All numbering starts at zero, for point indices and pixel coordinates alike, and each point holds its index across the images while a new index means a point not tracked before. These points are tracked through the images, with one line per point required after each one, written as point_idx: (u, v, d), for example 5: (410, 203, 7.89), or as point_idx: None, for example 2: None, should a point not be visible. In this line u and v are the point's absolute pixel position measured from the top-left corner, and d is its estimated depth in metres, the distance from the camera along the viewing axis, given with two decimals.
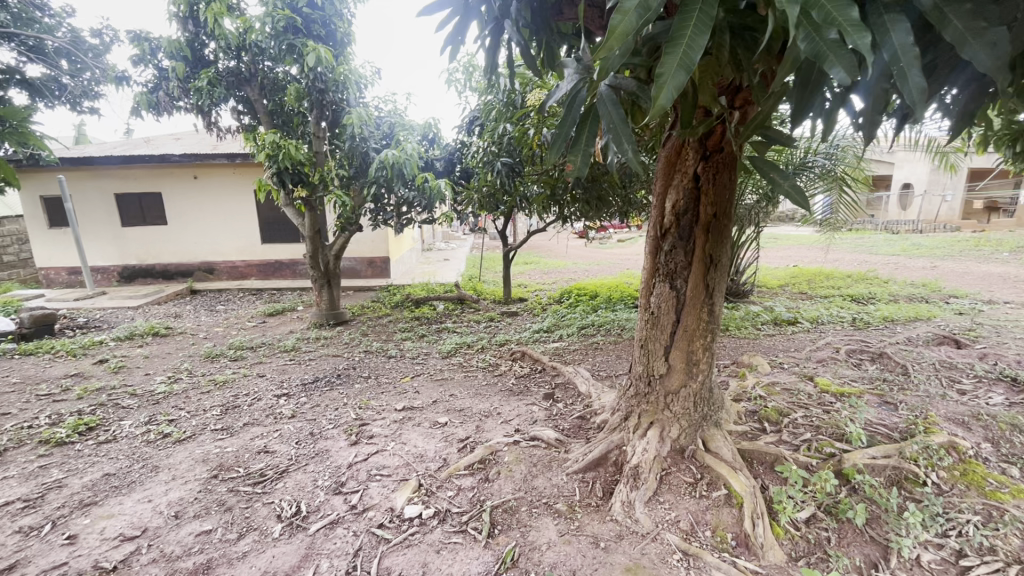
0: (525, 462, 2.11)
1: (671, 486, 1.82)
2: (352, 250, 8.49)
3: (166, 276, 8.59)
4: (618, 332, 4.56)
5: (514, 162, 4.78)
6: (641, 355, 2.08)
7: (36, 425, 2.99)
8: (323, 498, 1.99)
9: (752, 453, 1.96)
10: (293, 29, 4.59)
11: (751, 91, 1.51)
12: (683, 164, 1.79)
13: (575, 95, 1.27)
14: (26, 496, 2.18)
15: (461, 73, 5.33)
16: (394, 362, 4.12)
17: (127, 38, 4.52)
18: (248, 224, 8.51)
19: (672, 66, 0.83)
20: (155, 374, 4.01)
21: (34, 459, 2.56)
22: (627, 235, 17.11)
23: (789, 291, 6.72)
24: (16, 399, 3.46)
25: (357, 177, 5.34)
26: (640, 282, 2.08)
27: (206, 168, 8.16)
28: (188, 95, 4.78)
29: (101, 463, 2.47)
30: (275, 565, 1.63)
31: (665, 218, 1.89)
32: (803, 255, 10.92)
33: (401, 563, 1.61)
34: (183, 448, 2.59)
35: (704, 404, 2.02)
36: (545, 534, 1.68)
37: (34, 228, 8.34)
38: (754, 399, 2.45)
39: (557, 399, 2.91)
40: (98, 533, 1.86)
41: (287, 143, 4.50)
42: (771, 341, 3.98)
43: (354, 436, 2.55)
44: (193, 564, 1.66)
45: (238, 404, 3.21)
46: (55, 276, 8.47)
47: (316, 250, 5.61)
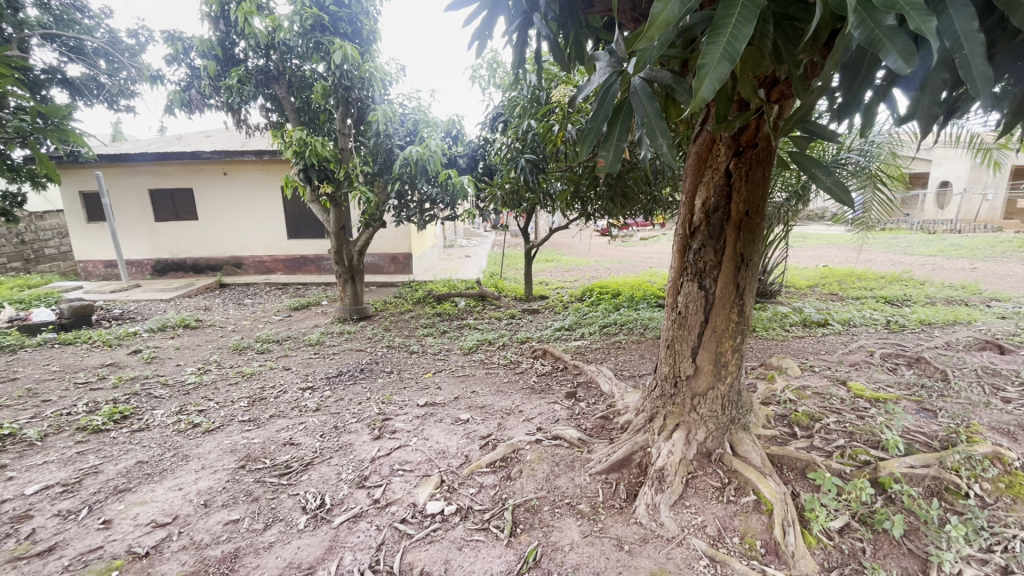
0: (548, 461, 2.10)
1: (697, 490, 1.78)
2: (375, 247, 8.59)
3: (196, 270, 8.84)
4: (641, 332, 4.50)
5: (539, 158, 4.73)
6: (667, 356, 2.04)
7: (74, 412, 3.10)
8: (347, 492, 2.01)
9: (782, 458, 1.90)
10: (321, 27, 4.66)
11: (789, 84, 1.45)
12: (714, 160, 1.75)
13: (608, 89, 1.22)
14: (64, 480, 2.26)
15: (485, 69, 5.36)
16: (416, 358, 4.14)
17: (161, 38, 4.65)
18: (275, 219, 8.69)
19: (716, 56, 0.80)
20: (185, 365, 4.12)
21: (71, 445, 2.66)
22: (650, 234, 16.83)
23: (819, 292, 6.56)
24: (55, 387, 3.60)
25: (381, 174, 5.38)
26: (667, 281, 2.04)
27: (235, 165, 8.35)
28: (219, 92, 4.91)
29: (134, 451, 2.54)
30: (300, 557, 1.65)
31: (694, 216, 1.84)
32: (833, 255, 10.61)
33: (424, 559, 1.61)
34: (212, 438, 2.65)
35: (732, 407, 1.97)
36: (568, 535, 1.66)
37: (73, 223, 8.67)
38: (783, 402, 2.39)
39: (579, 398, 2.88)
40: (132, 519, 1.92)
41: (314, 139, 4.53)
42: (800, 343, 3.88)
43: (377, 430, 2.57)
44: (221, 552, 1.69)
45: (264, 396, 3.28)
46: (93, 269, 8.79)
47: (340, 246, 5.68)
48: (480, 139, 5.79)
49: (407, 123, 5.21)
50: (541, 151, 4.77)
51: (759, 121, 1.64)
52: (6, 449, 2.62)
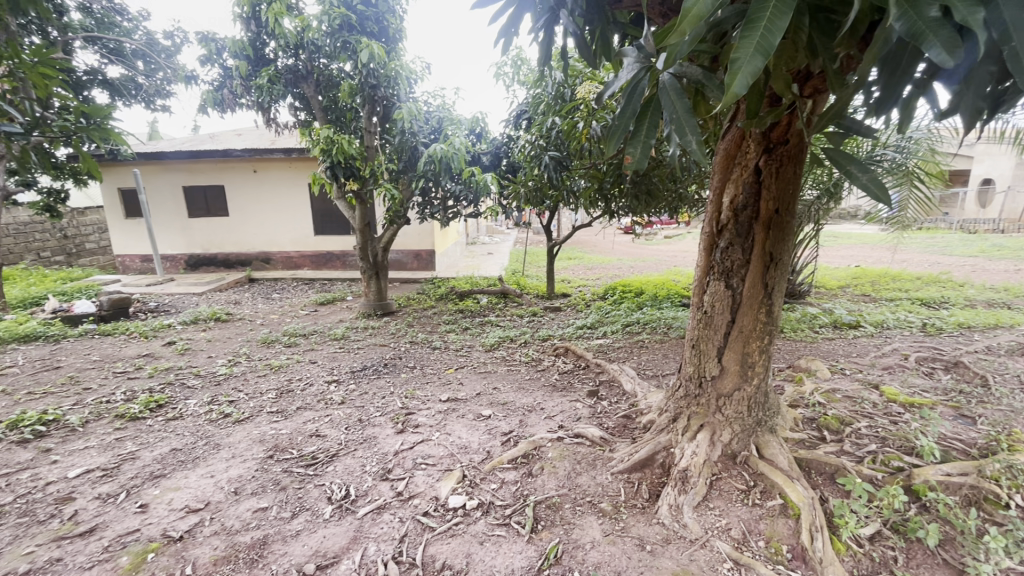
0: (569, 458, 2.10)
1: (722, 492, 1.76)
2: (399, 243, 8.70)
3: (227, 265, 9.09)
4: (665, 331, 4.44)
5: (562, 156, 4.72)
6: (692, 356, 2.01)
7: (113, 400, 3.24)
8: (371, 484, 2.05)
9: (810, 462, 1.86)
10: (348, 27, 4.73)
11: (823, 78, 1.41)
12: (744, 157, 1.72)
13: (635, 86, 1.19)
14: (104, 465, 2.37)
15: (510, 66, 5.36)
16: (438, 354, 4.18)
17: (196, 39, 4.80)
18: (302, 216, 8.87)
19: (749, 51, 0.78)
20: (216, 357, 4.25)
21: (110, 431, 2.77)
22: (674, 232, 16.57)
23: (850, 293, 6.37)
24: (96, 376, 3.76)
25: (405, 171, 5.44)
26: (693, 280, 2.02)
27: (264, 162, 8.55)
28: (250, 92, 5.05)
29: (169, 439, 2.64)
30: (326, 545, 1.69)
31: (722, 214, 1.81)
32: (866, 255, 10.27)
33: (446, 552, 1.63)
34: (242, 428, 2.74)
35: (759, 409, 1.93)
36: (589, 533, 1.66)
37: (112, 219, 9.02)
38: (811, 405, 2.33)
39: (601, 397, 2.86)
40: (166, 504, 1.99)
41: (341, 138, 4.60)
42: (830, 345, 3.78)
43: (400, 424, 2.61)
44: (250, 539, 1.74)
45: (292, 388, 3.36)
46: (130, 263, 9.14)
47: (365, 243, 5.77)
48: (504, 136, 5.80)
49: (432, 121, 5.27)
50: (565, 149, 4.74)
51: (791, 117, 1.60)
52: (50, 434, 2.75)
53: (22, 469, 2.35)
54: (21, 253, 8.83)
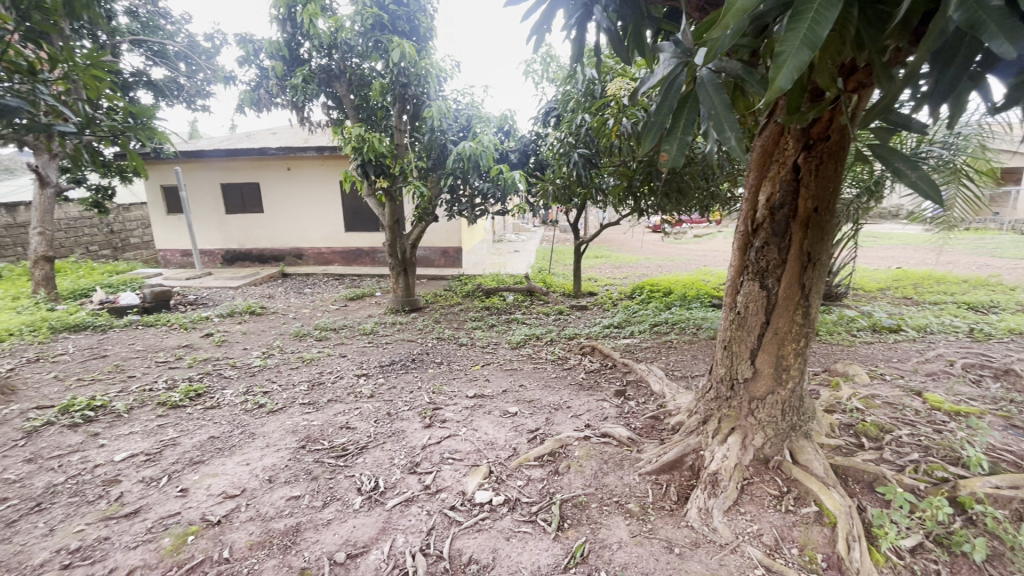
0: (596, 458, 2.09)
1: (753, 497, 1.72)
2: (427, 240, 8.79)
3: (261, 260, 9.36)
4: (694, 332, 4.37)
5: (592, 153, 4.68)
6: (723, 357, 1.98)
7: (155, 388, 3.38)
8: (399, 476, 2.09)
9: (847, 470, 1.80)
10: (381, 26, 4.80)
11: (869, 72, 1.35)
12: (782, 154, 1.67)
13: (672, 81, 1.15)
14: (148, 449, 2.48)
15: (539, 64, 5.35)
16: (465, 350, 4.21)
17: (235, 41, 4.96)
18: (333, 213, 9.06)
19: (795, 44, 0.76)
20: (251, 349, 4.39)
21: (153, 418, 2.90)
22: (704, 231, 16.21)
23: (890, 295, 6.13)
24: (140, 364, 3.94)
25: (435, 169, 5.50)
26: (726, 280, 1.97)
27: (298, 160, 8.76)
28: (285, 91, 5.19)
29: (207, 427, 2.75)
30: (356, 535, 1.73)
31: (757, 213, 1.77)
32: (908, 256, 9.87)
33: (472, 546, 1.65)
34: (276, 418, 2.82)
35: (794, 413, 1.87)
36: (616, 533, 1.65)
37: (155, 215, 9.40)
38: (849, 411, 2.26)
39: (628, 397, 2.83)
40: (205, 489, 2.07)
41: (372, 136, 4.68)
42: (869, 349, 3.64)
43: (428, 419, 2.65)
44: (284, 526, 1.80)
45: (323, 380, 3.45)
46: (171, 257, 9.51)
47: (394, 239, 5.86)
48: (532, 133, 5.79)
49: (461, 119, 5.31)
50: (594, 146, 4.70)
51: (832, 113, 1.55)
52: (98, 419, 2.90)
53: (72, 452, 2.48)
54: (71, 247, 9.30)
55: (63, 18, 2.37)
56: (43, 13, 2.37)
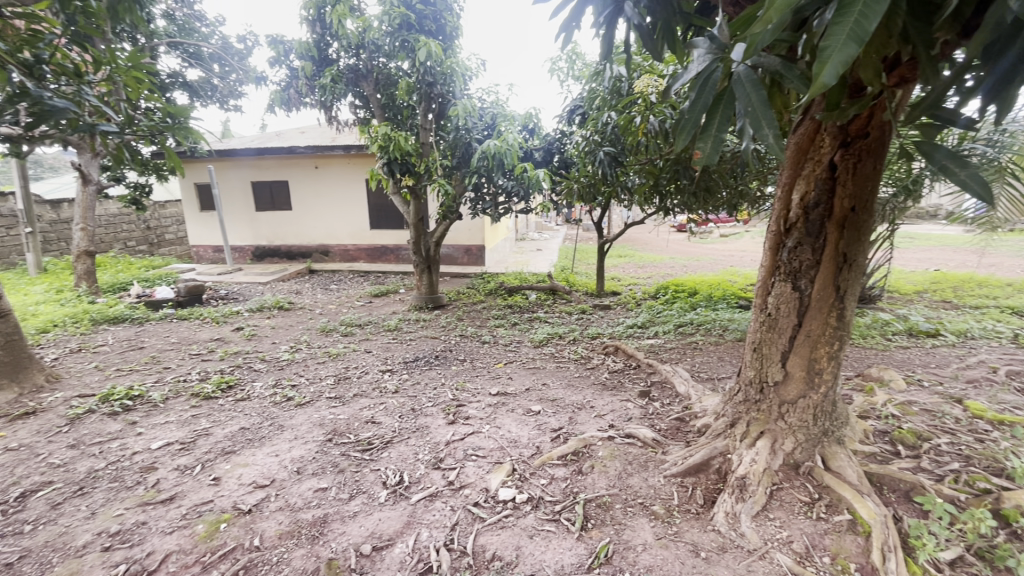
0: (620, 459, 2.07)
1: (783, 503, 1.68)
2: (451, 238, 8.85)
3: (289, 257, 9.57)
4: (720, 333, 4.29)
5: (618, 151, 4.61)
6: (753, 359, 1.93)
7: (189, 379, 3.50)
8: (424, 471, 2.11)
9: (882, 478, 1.74)
10: (408, 26, 4.85)
11: (913, 66, 1.29)
12: (817, 152, 1.63)
13: (708, 77, 1.12)
14: (182, 439, 2.57)
15: (565, 62, 5.32)
16: (487, 348, 4.22)
17: (266, 42, 5.09)
18: (359, 210, 9.20)
19: (841, 38, 0.74)
20: (280, 343, 4.50)
21: (187, 408, 3.00)
22: (731, 230, 15.90)
23: (928, 298, 5.91)
24: (175, 356, 4.08)
25: (459, 167, 5.54)
26: (757, 281, 1.93)
27: (326, 159, 8.93)
28: (314, 91, 5.30)
29: (239, 418, 2.83)
30: (381, 528, 1.75)
31: (790, 212, 1.73)
32: (947, 258, 9.49)
33: (496, 543, 1.66)
34: (303, 411, 2.89)
35: (826, 418, 1.82)
36: (640, 535, 1.64)
37: (189, 212, 9.70)
38: (884, 418, 2.18)
39: (652, 398, 2.80)
40: (237, 478, 2.13)
41: (398, 134, 4.73)
42: (905, 354, 3.52)
43: (451, 415, 2.67)
44: (312, 516, 1.84)
45: (348, 375, 3.51)
46: (204, 253, 9.81)
47: (419, 237, 5.92)
48: (557, 131, 5.77)
49: (486, 117, 5.32)
50: (620, 144, 4.63)
51: (872, 109, 1.50)
52: (136, 408, 3.01)
53: (112, 439, 2.59)
54: (111, 242, 9.67)
55: (106, 22, 2.47)
56: (88, 17, 2.47)
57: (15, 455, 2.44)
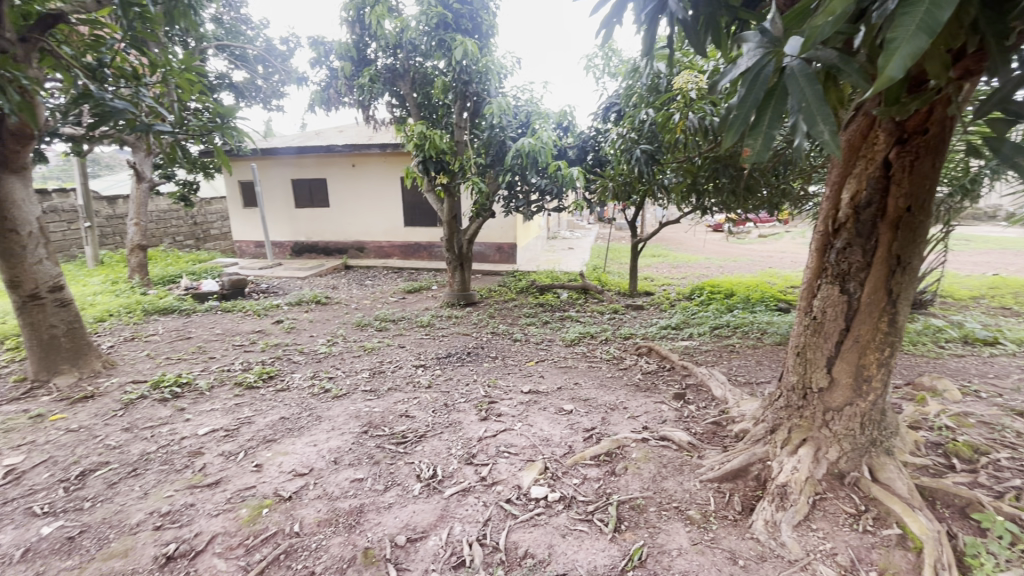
0: (654, 461, 2.04)
1: (826, 513, 1.62)
2: (483, 236, 8.90)
3: (327, 252, 9.83)
4: (758, 336, 4.17)
5: (654, 149, 4.48)
6: (796, 364, 1.87)
7: (233, 369, 3.65)
8: (456, 466, 2.14)
9: (935, 492, 1.66)
10: (444, 25, 4.90)
11: (980, 57, 1.21)
12: (870, 149, 1.56)
13: (759, 72, 1.09)
14: (227, 426, 2.68)
15: (601, 58, 5.26)
16: (519, 346, 4.23)
17: (308, 44, 5.24)
18: (393, 208, 9.35)
19: (909, 31, 0.71)
20: (317, 336, 4.63)
21: (231, 397, 3.13)
22: (770, 231, 15.39)
23: (985, 304, 5.57)
24: (219, 347, 4.26)
25: (492, 165, 5.58)
26: (802, 283, 1.87)
27: (363, 158, 9.13)
28: (352, 91, 5.43)
29: (279, 408, 2.93)
30: (415, 520, 1.78)
31: (840, 212, 1.67)
32: (1008, 261, 8.92)
33: (528, 540, 1.66)
34: (340, 403, 2.96)
35: (874, 427, 1.74)
36: (676, 539, 1.61)
37: (233, 208, 10.08)
38: (937, 429, 2.08)
39: (688, 400, 2.75)
40: (278, 466, 2.21)
41: (433, 133, 4.78)
42: (961, 363, 3.33)
43: (484, 412, 2.69)
44: (349, 506, 1.89)
45: (383, 369, 3.59)
46: (246, 248, 10.18)
47: (452, 234, 5.98)
48: (592, 129, 5.72)
49: (520, 116, 5.32)
50: (658, 142, 4.51)
51: (932, 104, 1.43)
52: (183, 395, 3.16)
53: (162, 424, 2.73)
54: (161, 237, 10.16)
55: (161, 26, 2.60)
56: (145, 23, 2.60)
57: (76, 436, 2.60)
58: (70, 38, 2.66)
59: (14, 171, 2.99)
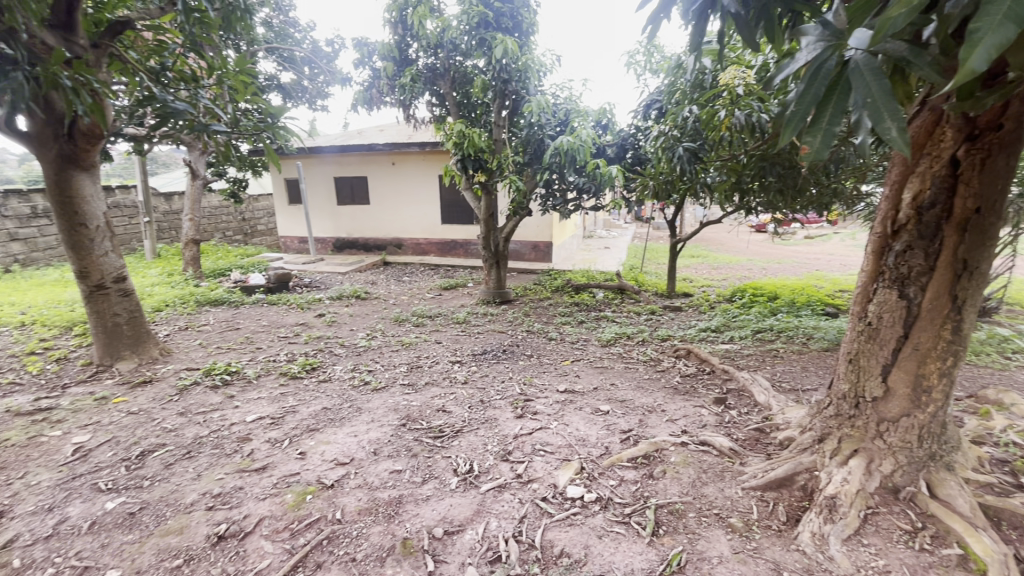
0: (694, 466, 2.00)
1: (879, 529, 1.55)
2: (519, 234, 8.91)
3: (366, 249, 10.07)
4: (804, 341, 4.01)
5: (698, 146, 4.34)
6: (848, 372, 1.80)
7: (278, 359, 3.79)
8: (492, 462, 2.15)
9: (1000, 512, 1.55)
10: (486, 24, 4.92)
11: None
12: (936, 147, 1.48)
13: (820, 67, 1.05)
14: (273, 414, 2.79)
15: (643, 54, 5.16)
16: (554, 345, 4.22)
17: (352, 45, 5.38)
18: (431, 205, 9.48)
19: (994, 20, 0.68)
20: (357, 330, 4.76)
21: (276, 386, 3.26)
22: (818, 232, 14.75)
23: None
24: (266, 338, 4.43)
25: (530, 163, 5.58)
26: (858, 287, 1.79)
27: (402, 156, 9.31)
28: (394, 90, 5.54)
29: (321, 398, 3.03)
30: (453, 513, 1.81)
31: (900, 213, 1.59)
32: None
33: (564, 539, 1.66)
34: (379, 396, 3.04)
35: (933, 440, 1.65)
36: (716, 547, 1.57)
37: (279, 205, 10.47)
38: (1003, 446, 1.94)
39: (729, 405, 2.68)
40: (320, 454, 2.29)
41: (472, 131, 4.81)
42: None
43: (520, 409, 2.70)
44: (388, 496, 1.93)
45: (420, 364, 3.65)
46: (290, 243, 10.56)
47: (489, 232, 6.02)
48: (632, 127, 5.63)
49: (559, 113, 5.29)
50: (701, 139, 4.36)
51: (1008, 98, 1.34)
52: (233, 382, 3.31)
53: (214, 409, 2.87)
54: (212, 232, 10.65)
55: (218, 31, 2.72)
56: (204, 28, 2.73)
57: (136, 418, 2.76)
58: (136, 44, 2.83)
59: (84, 169, 3.20)
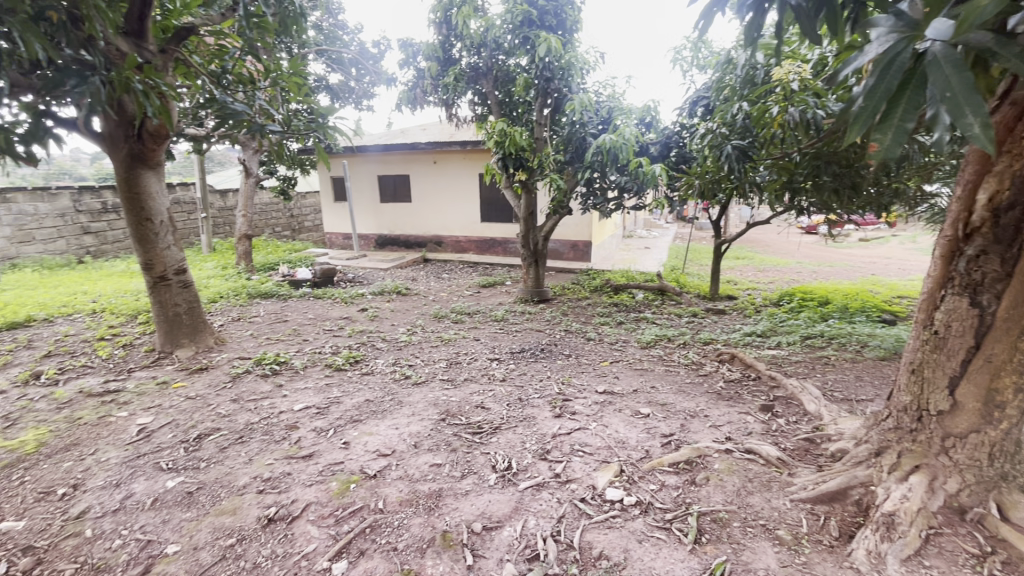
0: (739, 474, 1.94)
1: (942, 550, 1.45)
2: (558, 233, 8.87)
3: (407, 246, 10.26)
4: (857, 349, 3.81)
5: (747, 144, 4.19)
6: (910, 383, 1.70)
7: (323, 352, 3.93)
8: (531, 461, 2.16)
9: None
10: (529, 23, 4.93)
11: None
12: (1017, 144, 1.37)
13: (894, 58, 0.99)
14: (319, 404, 2.90)
15: (690, 50, 5.03)
16: (593, 345, 4.18)
17: (398, 46, 5.50)
18: (471, 203, 9.57)
19: None
20: (398, 325, 4.86)
21: (322, 377, 3.38)
22: (874, 234, 13.95)
23: None
24: (312, 330, 4.60)
25: (571, 162, 5.52)
26: (923, 293, 1.69)
27: (444, 155, 9.44)
28: (437, 90, 5.62)
29: (364, 390, 3.11)
30: (491, 509, 1.83)
31: (974, 215, 1.49)
32: None
33: (603, 542, 1.64)
34: (419, 390, 3.09)
35: (1007, 459, 1.53)
36: (762, 559, 1.52)
37: (326, 202, 10.83)
38: None
39: (776, 413, 2.58)
40: (363, 445, 2.36)
41: (513, 130, 4.82)
42: None
43: (558, 409, 2.70)
44: (428, 489, 1.97)
45: (459, 360, 3.69)
46: (335, 239, 10.89)
47: (528, 231, 6.02)
48: (677, 124, 5.50)
49: (602, 111, 5.24)
50: (751, 137, 4.20)
51: None
52: (281, 372, 3.46)
53: (264, 397, 3.00)
54: (263, 228, 11.13)
55: (274, 35, 2.84)
56: (262, 33, 2.85)
57: (194, 403, 2.93)
58: (200, 49, 2.99)
59: (150, 167, 3.40)
